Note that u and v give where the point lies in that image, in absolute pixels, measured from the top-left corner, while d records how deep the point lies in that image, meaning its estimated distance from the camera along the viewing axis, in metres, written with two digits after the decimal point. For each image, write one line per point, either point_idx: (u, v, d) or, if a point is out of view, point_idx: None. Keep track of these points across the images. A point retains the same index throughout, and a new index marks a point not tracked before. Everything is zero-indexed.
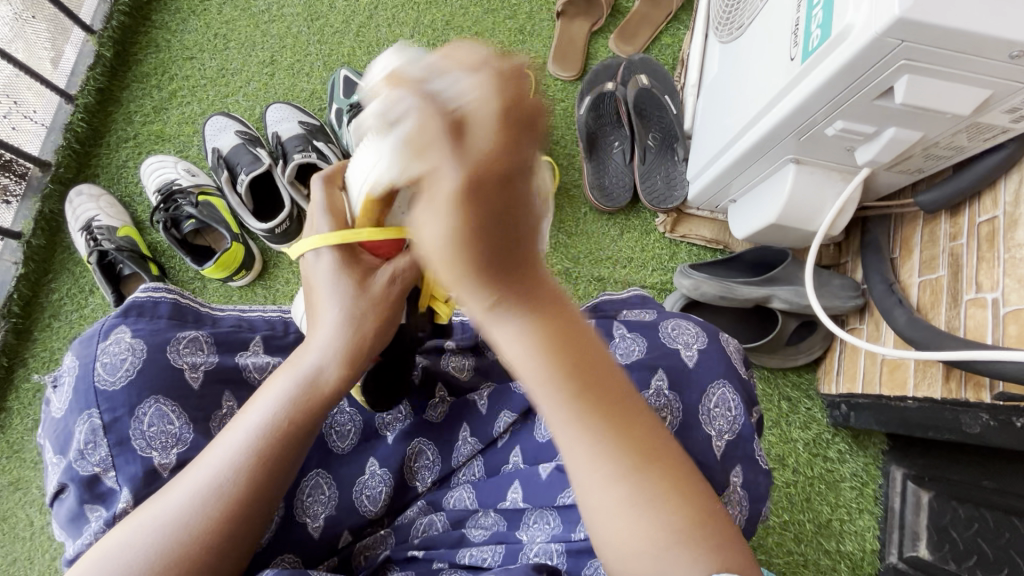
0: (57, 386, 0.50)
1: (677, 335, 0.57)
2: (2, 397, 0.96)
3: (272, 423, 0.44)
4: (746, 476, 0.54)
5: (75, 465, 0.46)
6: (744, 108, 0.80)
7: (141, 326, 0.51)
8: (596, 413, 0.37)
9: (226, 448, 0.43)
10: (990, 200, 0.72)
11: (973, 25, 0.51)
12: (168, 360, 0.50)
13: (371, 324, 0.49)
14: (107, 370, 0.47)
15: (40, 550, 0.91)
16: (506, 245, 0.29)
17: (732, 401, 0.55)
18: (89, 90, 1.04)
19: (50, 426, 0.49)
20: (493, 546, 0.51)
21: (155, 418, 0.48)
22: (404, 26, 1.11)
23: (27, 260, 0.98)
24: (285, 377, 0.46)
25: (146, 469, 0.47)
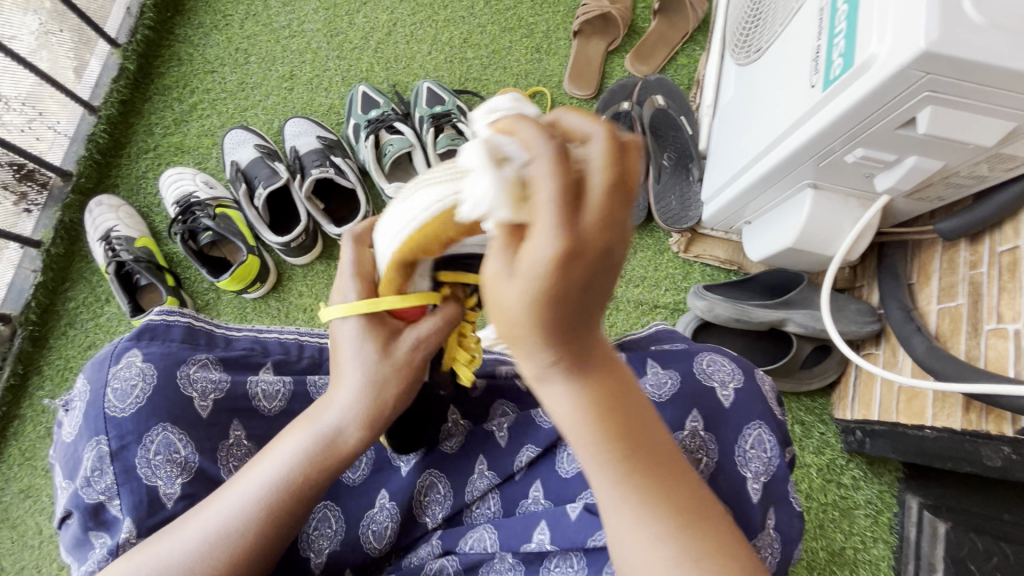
0: (70, 410, 0.50)
1: (713, 371, 0.56)
2: (16, 404, 0.96)
3: (286, 474, 0.44)
4: (779, 518, 0.53)
5: (82, 492, 0.46)
6: (761, 132, 0.80)
7: (151, 349, 0.51)
8: (642, 472, 0.37)
9: (239, 496, 0.43)
10: (1012, 230, 0.71)
11: (999, 59, 0.51)
12: (176, 385, 0.50)
13: (397, 386, 0.48)
14: (118, 397, 0.48)
15: (48, 559, 0.91)
16: (586, 291, 0.29)
17: (769, 442, 0.54)
18: (112, 102, 1.06)
19: (62, 451, 0.50)
20: None
21: (162, 446, 0.48)
22: (422, 42, 1.12)
23: (46, 269, 0.99)
24: (299, 433, 0.46)
25: (148, 497, 0.46)
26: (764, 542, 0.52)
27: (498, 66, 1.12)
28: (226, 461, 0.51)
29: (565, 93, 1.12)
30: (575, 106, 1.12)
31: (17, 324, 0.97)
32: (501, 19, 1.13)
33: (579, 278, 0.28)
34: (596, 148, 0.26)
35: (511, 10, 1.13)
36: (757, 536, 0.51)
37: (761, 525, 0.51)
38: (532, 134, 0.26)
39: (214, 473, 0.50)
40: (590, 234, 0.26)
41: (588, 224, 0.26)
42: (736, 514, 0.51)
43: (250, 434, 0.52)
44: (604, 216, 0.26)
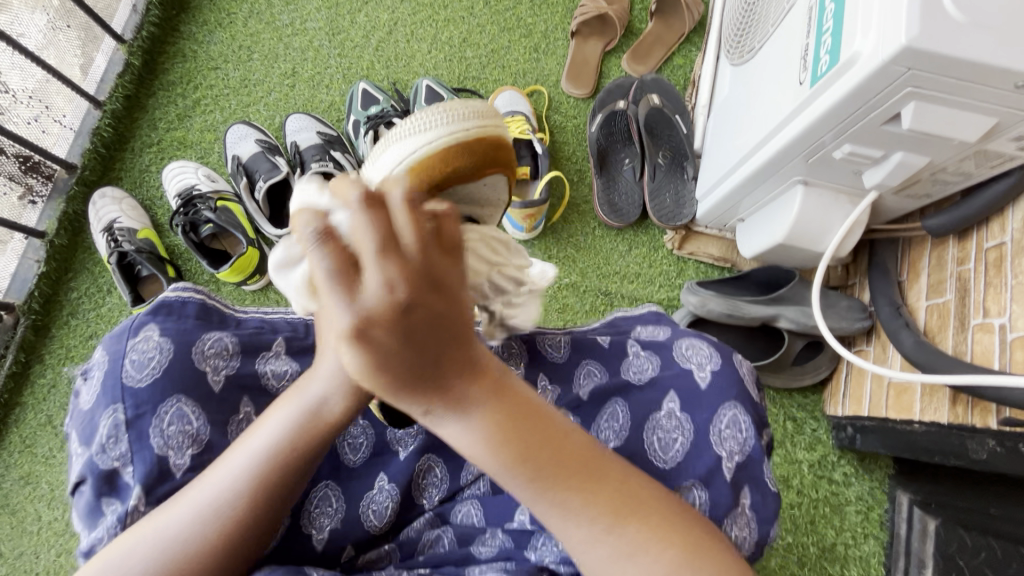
0: (86, 379, 0.50)
1: (691, 354, 0.58)
2: (18, 392, 0.98)
3: (279, 447, 0.42)
4: (754, 498, 0.53)
5: (95, 459, 0.45)
6: (754, 129, 0.82)
7: (170, 325, 0.51)
8: (565, 483, 0.37)
9: (230, 472, 0.42)
10: (999, 226, 0.72)
11: (979, 55, 0.52)
12: (193, 360, 0.50)
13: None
14: (135, 367, 0.47)
15: (46, 545, 0.92)
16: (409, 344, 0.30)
17: (743, 423, 0.55)
18: (118, 97, 1.08)
19: (76, 419, 0.49)
20: (501, 562, 0.52)
21: (176, 417, 0.48)
22: (422, 41, 1.14)
23: (49, 259, 1.00)
24: (286, 406, 0.42)
25: (159, 467, 0.46)
26: (740, 520, 0.52)
27: (497, 65, 1.14)
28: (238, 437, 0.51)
29: (562, 92, 1.13)
30: (573, 105, 1.14)
31: (20, 313, 0.98)
32: (500, 19, 1.15)
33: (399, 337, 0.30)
34: (369, 222, 0.27)
35: (509, 10, 1.15)
36: (733, 515, 0.51)
37: (732, 506, 0.51)
38: (309, 218, 0.28)
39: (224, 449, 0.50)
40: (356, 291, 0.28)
41: (375, 294, 0.28)
42: (710, 493, 0.51)
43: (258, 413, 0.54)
44: (406, 282, 0.29)
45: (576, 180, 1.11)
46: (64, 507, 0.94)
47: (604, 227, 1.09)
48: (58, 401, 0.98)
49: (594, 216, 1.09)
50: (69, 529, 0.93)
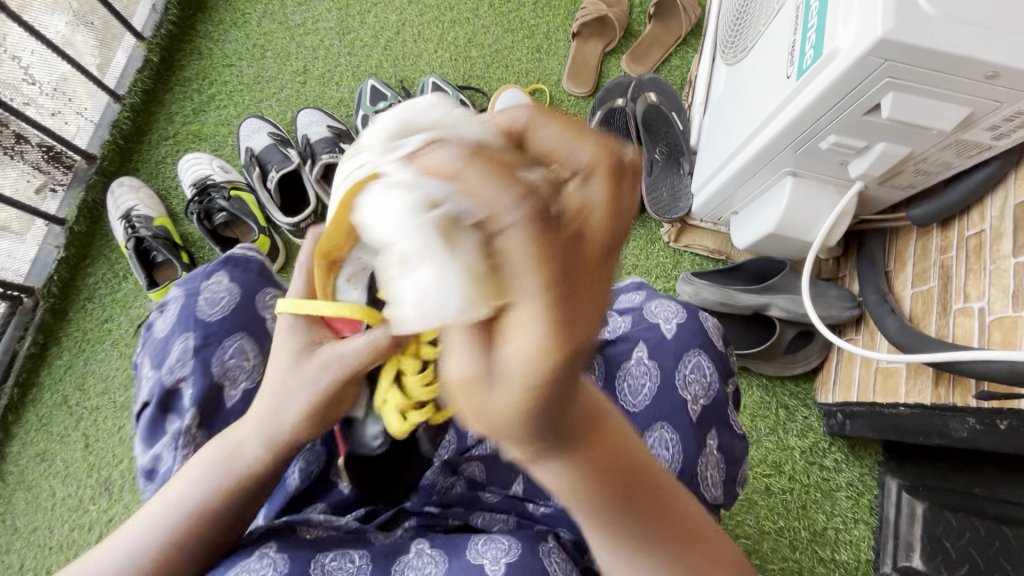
0: (161, 312, 0.61)
1: (658, 310, 0.61)
2: (35, 372, 1.01)
3: (197, 498, 0.47)
4: (721, 440, 0.58)
5: (164, 376, 0.56)
6: (744, 124, 0.85)
7: (238, 276, 0.61)
8: (657, 534, 0.37)
9: (156, 518, 0.47)
10: (978, 215, 0.76)
11: (950, 47, 0.56)
12: (256, 308, 0.61)
13: (302, 407, 0.48)
14: (208, 304, 0.58)
15: (59, 520, 0.96)
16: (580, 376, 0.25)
17: (707, 368, 0.58)
18: (137, 91, 1.12)
19: (151, 342, 0.60)
20: (505, 514, 0.60)
21: (235, 351, 0.58)
22: (429, 41, 1.19)
23: (68, 245, 1.05)
24: (210, 455, 0.49)
25: (216, 391, 0.56)
26: (710, 459, 0.56)
27: (501, 64, 1.18)
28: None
29: (564, 91, 1.17)
30: (573, 103, 1.18)
31: (39, 297, 1.02)
32: (503, 20, 1.19)
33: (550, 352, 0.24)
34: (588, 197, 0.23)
35: (513, 11, 1.20)
36: (702, 454, 0.56)
37: (700, 447, 0.55)
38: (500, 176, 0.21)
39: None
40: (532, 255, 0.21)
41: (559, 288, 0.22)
42: (678, 433, 0.55)
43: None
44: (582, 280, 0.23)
45: None
46: (77, 484, 0.97)
47: None
48: (73, 382, 1.01)
49: None
50: (82, 505, 0.96)
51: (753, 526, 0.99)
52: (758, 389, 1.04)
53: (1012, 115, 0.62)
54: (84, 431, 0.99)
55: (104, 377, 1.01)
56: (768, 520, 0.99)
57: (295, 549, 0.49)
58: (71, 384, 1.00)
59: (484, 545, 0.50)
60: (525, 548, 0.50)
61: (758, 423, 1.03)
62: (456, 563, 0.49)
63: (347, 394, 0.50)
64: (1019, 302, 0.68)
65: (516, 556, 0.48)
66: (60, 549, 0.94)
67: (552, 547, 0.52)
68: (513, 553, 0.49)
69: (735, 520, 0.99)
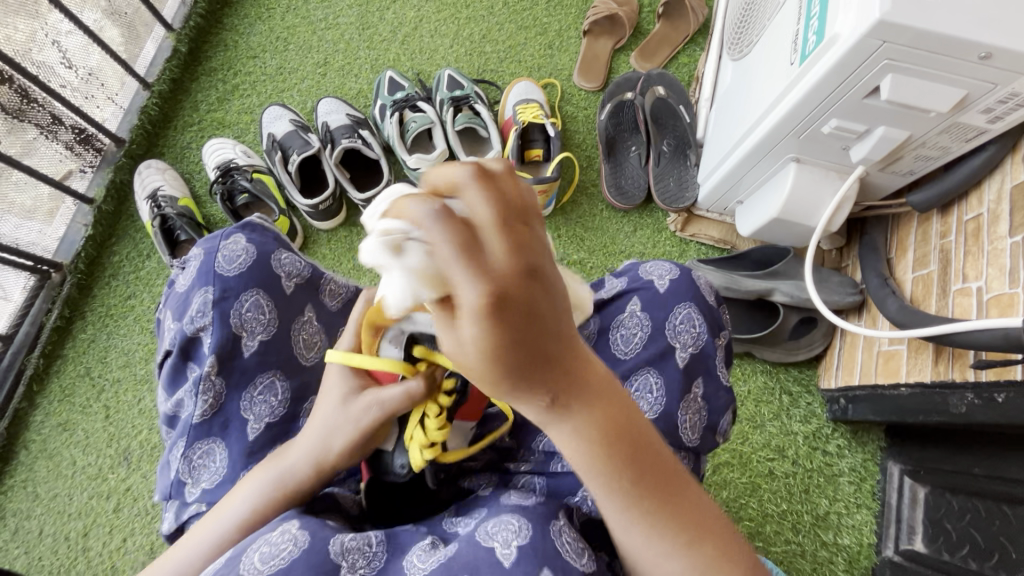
0: (184, 268, 0.65)
1: (651, 268, 0.66)
2: (60, 344, 1.06)
3: (248, 516, 0.50)
4: (706, 389, 0.63)
5: (186, 325, 0.60)
6: (749, 112, 0.88)
7: (254, 236, 0.64)
8: (651, 500, 0.40)
9: (209, 535, 0.50)
10: (977, 199, 0.78)
11: (944, 29, 0.59)
12: (271, 267, 0.63)
13: (346, 439, 0.50)
14: (226, 261, 0.61)
15: (79, 488, 1.00)
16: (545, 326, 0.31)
17: (697, 320, 0.63)
18: (165, 79, 1.18)
19: (175, 296, 0.64)
20: (490, 476, 0.60)
21: (252, 306, 0.61)
22: (445, 37, 1.23)
23: (95, 223, 1.10)
24: (262, 478, 0.51)
25: (232, 342, 0.60)
26: (693, 404, 0.61)
27: (514, 60, 1.23)
28: (299, 333, 0.64)
29: (574, 85, 1.21)
30: (583, 97, 1.22)
31: (67, 272, 1.08)
32: (518, 18, 1.24)
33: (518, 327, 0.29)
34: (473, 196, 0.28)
35: (527, 9, 1.24)
36: (685, 398, 0.61)
37: (684, 391, 0.61)
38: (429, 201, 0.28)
39: (286, 342, 0.63)
40: (509, 274, 0.27)
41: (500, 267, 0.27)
42: (664, 377, 0.61)
43: (318, 318, 0.66)
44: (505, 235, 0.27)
45: (585, 166, 1.19)
46: (96, 453, 1.01)
47: (610, 209, 1.16)
48: (96, 354, 1.06)
49: (601, 199, 1.17)
50: (101, 474, 1.00)
51: (754, 508, 1.01)
52: (761, 375, 1.06)
53: (1006, 96, 0.65)
54: (106, 402, 1.03)
55: (126, 350, 1.06)
56: (770, 503, 1.01)
57: (318, 526, 0.46)
58: (95, 356, 1.05)
59: (495, 526, 0.45)
60: (536, 528, 0.44)
61: (761, 408, 1.05)
62: (465, 545, 0.44)
63: (383, 433, 0.50)
64: (1016, 279, 0.70)
65: (528, 540, 0.43)
66: (79, 515, 0.99)
67: (564, 526, 0.46)
68: (524, 534, 0.43)
69: (736, 502, 1.01)
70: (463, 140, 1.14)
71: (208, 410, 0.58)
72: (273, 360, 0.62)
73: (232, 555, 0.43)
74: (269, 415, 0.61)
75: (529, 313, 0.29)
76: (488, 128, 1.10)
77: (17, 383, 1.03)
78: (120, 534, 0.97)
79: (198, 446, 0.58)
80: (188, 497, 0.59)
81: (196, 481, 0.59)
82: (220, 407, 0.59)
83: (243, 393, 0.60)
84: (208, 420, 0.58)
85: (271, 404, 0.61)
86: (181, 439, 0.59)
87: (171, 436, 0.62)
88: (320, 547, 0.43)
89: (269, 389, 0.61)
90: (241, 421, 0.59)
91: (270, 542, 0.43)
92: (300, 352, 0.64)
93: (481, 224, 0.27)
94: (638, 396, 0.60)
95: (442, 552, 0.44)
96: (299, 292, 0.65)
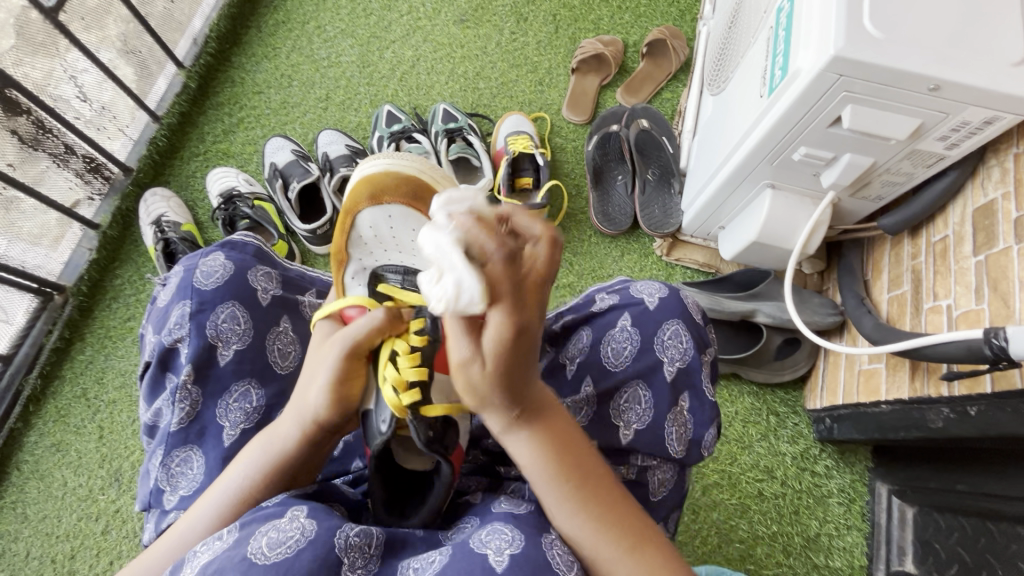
0: (165, 284, 0.68)
1: (643, 287, 0.68)
2: (58, 365, 1.08)
3: (243, 485, 0.51)
4: (692, 403, 0.64)
5: (163, 336, 0.63)
6: (727, 140, 0.93)
7: (233, 254, 0.67)
8: (594, 501, 0.45)
9: (209, 505, 0.51)
10: (942, 221, 0.82)
11: (895, 64, 0.64)
12: (247, 281, 0.66)
13: (321, 387, 0.51)
14: (204, 275, 0.64)
15: (69, 509, 1.00)
16: (521, 369, 0.41)
17: (685, 336, 0.65)
18: (174, 112, 1.24)
19: (156, 311, 0.67)
20: (479, 478, 0.62)
21: (228, 317, 0.64)
22: (441, 74, 1.30)
23: (100, 248, 1.15)
24: (257, 447, 0.53)
25: (208, 351, 0.62)
26: (679, 418, 0.63)
27: (506, 95, 1.29)
28: (274, 343, 0.66)
29: (563, 119, 1.28)
30: (572, 130, 1.28)
31: (69, 295, 1.11)
32: (510, 56, 1.31)
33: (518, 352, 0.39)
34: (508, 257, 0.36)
35: (518, 49, 1.32)
36: (670, 412, 0.63)
37: (670, 405, 0.63)
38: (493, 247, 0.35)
39: (260, 351, 0.65)
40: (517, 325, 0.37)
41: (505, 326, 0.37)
42: (652, 392, 0.63)
43: (294, 329, 0.69)
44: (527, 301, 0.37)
45: (575, 194, 1.24)
46: (88, 474, 1.02)
47: (598, 234, 1.20)
48: (93, 375, 1.08)
49: (588, 225, 1.21)
50: (91, 495, 1.01)
51: (745, 530, 1.00)
52: (749, 396, 1.08)
53: (958, 125, 0.69)
54: (100, 422, 1.05)
55: (123, 371, 1.08)
56: (760, 524, 1.01)
57: (324, 516, 0.46)
58: (93, 377, 1.08)
59: (489, 535, 0.46)
60: (528, 539, 0.45)
61: (749, 429, 1.06)
62: (458, 554, 0.44)
63: (358, 376, 0.52)
64: (981, 295, 0.73)
65: (520, 549, 0.44)
66: (66, 538, 0.99)
67: (557, 539, 0.46)
68: (517, 544, 0.44)
69: (729, 525, 1.01)
70: (457, 168, 1.19)
71: (184, 418, 0.60)
72: (248, 369, 0.64)
73: (241, 534, 0.44)
74: (244, 421, 0.62)
75: (516, 358, 0.39)
76: (481, 158, 1.15)
77: (13, 404, 1.05)
78: (107, 557, 0.97)
79: (176, 454, 0.60)
80: (167, 505, 0.59)
81: (174, 489, 0.60)
82: (197, 415, 0.61)
83: (218, 401, 0.62)
84: (185, 427, 0.60)
85: (246, 410, 0.63)
86: (160, 448, 0.60)
87: (150, 445, 0.64)
88: (326, 539, 0.44)
89: (244, 397, 0.63)
90: (218, 428, 0.61)
91: (278, 528, 0.44)
92: (274, 360, 0.66)
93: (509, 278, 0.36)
94: (626, 407, 0.63)
95: (436, 562, 0.44)
96: (274, 305, 0.68)
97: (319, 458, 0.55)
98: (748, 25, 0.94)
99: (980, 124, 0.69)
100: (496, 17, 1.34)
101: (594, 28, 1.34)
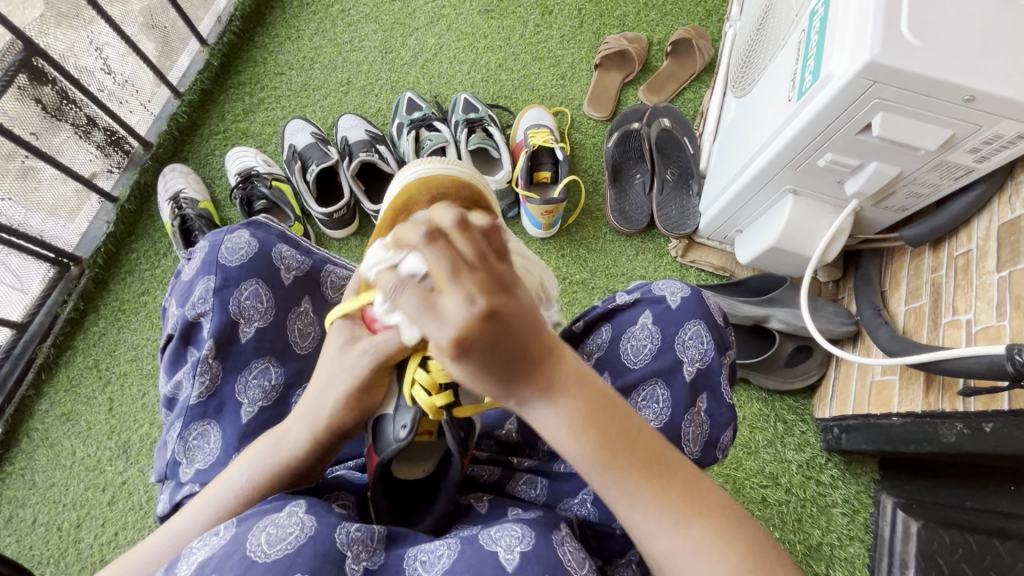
0: (190, 259, 0.68)
1: (665, 286, 0.67)
2: (72, 336, 1.09)
3: (254, 479, 0.52)
4: (710, 404, 0.64)
5: (187, 309, 0.63)
6: (750, 144, 0.92)
7: (257, 232, 0.67)
8: (631, 472, 0.41)
9: (220, 491, 0.52)
10: (966, 235, 0.81)
11: (929, 72, 0.63)
12: (271, 259, 0.66)
13: (338, 394, 0.53)
14: (229, 252, 0.64)
15: (76, 479, 1.01)
16: (511, 350, 0.35)
17: (705, 337, 0.64)
18: (195, 89, 1.24)
19: (180, 286, 0.67)
20: (490, 467, 0.61)
21: (251, 294, 0.64)
22: (463, 63, 1.30)
23: (118, 222, 1.15)
24: (261, 448, 0.53)
25: (230, 327, 0.62)
26: (695, 418, 0.63)
27: (527, 87, 1.29)
28: (295, 323, 0.67)
29: (584, 114, 1.27)
30: (592, 126, 1.27)
31: (85, 266, 1.12)
32: (533, 49, 1.30)
33: (488, 341, 0.33)
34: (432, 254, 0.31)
35: (542, 42, 1.31)
36: (688, 412, 0.63)
37: (688, 405, 0.63)
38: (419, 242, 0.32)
39: (281, 330, 0.66)
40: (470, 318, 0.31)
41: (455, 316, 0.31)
42: (671, 391, 0.63)
43: (315, 310, 0.69)
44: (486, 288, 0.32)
45: (592, 191, 1.24)
46: (96, 445, 1.03)
47: (613, 233, 1.20)
48: (105, 347, 1.09)
49: (605, 223, 1.20)
50: (99, 466, 1.02)
51: None
52: (757, 402, 1.08)
53: (990, 138, 0.68)
54: (110, 394, 1.06)
55: (134, 345, 1.09)
56: None
57: (324, 515, 0.46)
58: (105, 349, 1.08)
59: (499, 532, 0.45)
60: (539, 537, 0.45)
61: (756, 434, 1.06)
62: (469, 548, 0.44)
63: (382, 385, 0.55)
64: (1002, 312, 0.72)
65: (532, 546, 0.44)
66: (73, 506, 1.00)
67: (567, 535, 0.47)
68: (527, 541, 0.44)
69: None
70: (476, 159, 1.19)
71: (204, 392, 0.60)
72: (268, 347, 0.64)
73: (238, 530, 0.44)
74: (262, 399, 0.63)
75: (496, 342, 0.33)
76: (500, 150, 1.14)
77: (25, 372, 1.06)
78: (112, 527, 0.98)
79: (194, 427, 0.60)
80: (183, 478, 0.60)
81: (191, 462, 0.60)
82: (216, 391, 0.61)
83: (239, 376, 0.62)
84: (204, 402, 0.60)
85: (265, 388, 0.63)
86: (179, 420, 0.61)
87: (168, 418, 0.65)
88: (326, 537, 0.44)
89: (263, 374, 0.64)
90: (237, 404, 0.62)
91: (277, 524, 0.44)
92: (293, 340, 0.67)
93: (446, 276, 0.31)
94: (644, 405, 0.63)
95: (446, 559, 0.44)
96: (296, 285, 0.68)
97: (330, 457, 0.57)
98: (777, 28, 0.93)
99: (1012, 138, 0.67)
100: (521, 9, 1.33)
101: (619, 24, 1.33)
